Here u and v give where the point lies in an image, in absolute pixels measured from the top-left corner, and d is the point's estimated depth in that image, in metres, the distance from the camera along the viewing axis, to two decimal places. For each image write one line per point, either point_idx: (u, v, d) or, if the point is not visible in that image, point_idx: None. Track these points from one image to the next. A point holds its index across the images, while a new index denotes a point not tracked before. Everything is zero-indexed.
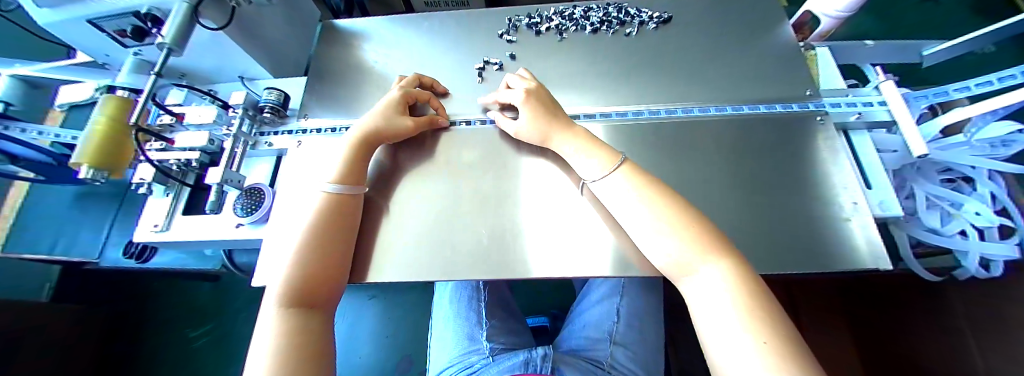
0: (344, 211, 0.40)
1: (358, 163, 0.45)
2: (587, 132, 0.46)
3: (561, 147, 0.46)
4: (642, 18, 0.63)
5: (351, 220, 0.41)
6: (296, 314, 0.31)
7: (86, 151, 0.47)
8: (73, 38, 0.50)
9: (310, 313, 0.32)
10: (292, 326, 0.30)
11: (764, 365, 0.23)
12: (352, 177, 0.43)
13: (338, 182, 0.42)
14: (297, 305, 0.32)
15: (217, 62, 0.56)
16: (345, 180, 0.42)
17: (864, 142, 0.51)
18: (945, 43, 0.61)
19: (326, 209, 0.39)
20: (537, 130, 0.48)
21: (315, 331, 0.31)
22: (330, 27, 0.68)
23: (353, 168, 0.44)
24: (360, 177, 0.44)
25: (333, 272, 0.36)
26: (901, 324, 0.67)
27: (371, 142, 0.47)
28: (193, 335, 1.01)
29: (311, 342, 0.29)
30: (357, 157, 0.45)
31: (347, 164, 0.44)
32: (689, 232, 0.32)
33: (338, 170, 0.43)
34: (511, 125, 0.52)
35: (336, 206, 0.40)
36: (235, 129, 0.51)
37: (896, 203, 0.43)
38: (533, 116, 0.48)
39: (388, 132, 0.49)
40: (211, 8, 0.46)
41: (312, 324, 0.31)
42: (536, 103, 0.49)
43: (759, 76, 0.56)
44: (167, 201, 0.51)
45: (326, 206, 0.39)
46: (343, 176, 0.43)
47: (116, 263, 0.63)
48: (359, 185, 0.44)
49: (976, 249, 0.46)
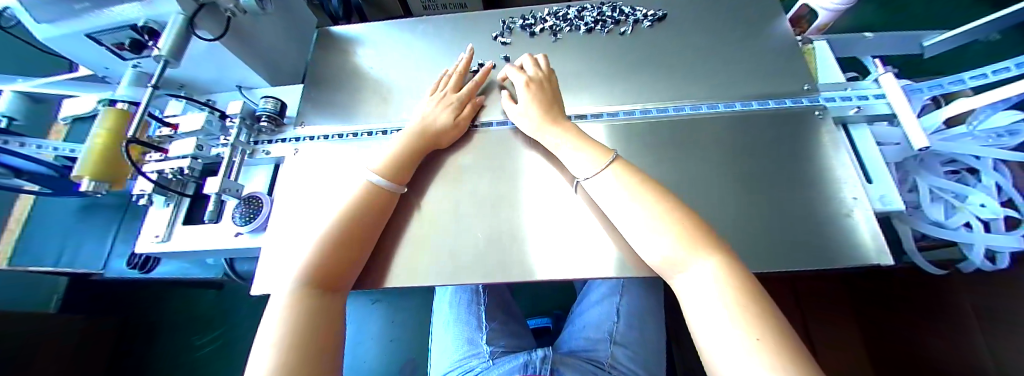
0: (379, 206, 0.42)
1: (406, 161, 0.47)
2: (577, 129, 0.46)
3: (553, 143, 0.46)
4: (637, 16, 0.63)
5: (382, 212, 0.43)
6: (312, 297, 0.33)
7: (88, 163, 0.48)
8: (72, 51, 0.50)
9: (327, 297, 0.34)
10: (305, 312, 0.31)
11: (757, 363, 0.22)
12: (397, 175, 0.45)
13: (384, 175, 0.44)
14: (316, 288, 0.34)
15: (214, 73, 0.57)
16: (393, 177, 0.45)
17: (864, 135, 0.50)
18: (946, 34, 0.60)
19: (365, 202, 0.41)
20: (533, 117, 0.49)
21: (327, 316, 0.32)
22: (325, 34, 0.69)
23: (401, 166, 0.46)
24: (404, 177, 0.46)
25: (349, 258, 0.38)
26: (905, 316, 0.67)
27: (423, 142, 0.49)
28: (199, 343, 1.02)
29: (323, 331, 0.31)
30: (405, 153, 0.47)
31: (397, 161, 0.46)
32: (681, 228, 0.32)
33: (387, 163, 0.45)
34: (510, 107, 0.53)
35: (372, 199, 0.42)
36: (233, 139, 0.51)
37: (896, 196, 0.43)
38: (532, 104, 0.50)
39: (436, 133, 0.51)
40: (206, 19, 0.46)
41: (323, 308, 0.33)
42: (538, 94, 0.51)
43: (756, 71, 0.55)
44: (168, 212, 0.51)
45: (369, 196, 0.42)
46: (389, 171, 0.45)
47: (121, 274, 0.64)
48: (400, 183, 0.46)
49: (980, 241, 0.45)
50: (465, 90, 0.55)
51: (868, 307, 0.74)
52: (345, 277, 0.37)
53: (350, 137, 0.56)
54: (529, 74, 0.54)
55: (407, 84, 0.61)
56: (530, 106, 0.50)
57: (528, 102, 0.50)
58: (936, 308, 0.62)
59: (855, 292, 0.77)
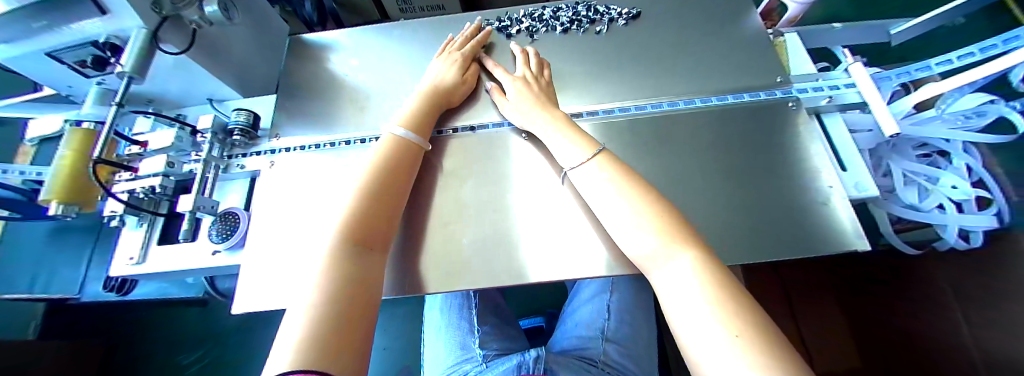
0: (408, 155, 0.44)
1: (427, 115, 0.50)
2: (570, 121, 0.46)
3: (545, 131, 0.46)
4: (612, 15, 0.63)
5: (410, 163, 0.45)
6: (346, 253, 0.32)
7: (56, 187, 0.47)
8: (31, 70, 0.48)
9: (361, 254, 0.33)
10: (341, 270, 0.30)
11: (736, 358, 0.22)
12: (421, 127, 0.48)
13: (409, 128, 0.47)
14: (349, 246, 0.32)
15: (184, 87, 0.55)
16: (416, 129, 0.47)
17: (837, 124, 0.51)
18: (912, 21, 0.61)
19: (394, 153, 0.43)
20: (524, 107, 0.49)
21: (358, 273, 0.31)
22: (298, 43, 0.67)
23: (423, 119, 0.49)
24: (427, 130, 0.49)
25: (383, 217, 0.37)
26: (887, 299, 0.69)
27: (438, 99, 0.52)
28: (188, 362, 1.00)
29: (357, 291, 0.29)
30: (426, 109, 0.50)
31: (418, 115, 0.49)
32: (663, 224, 0.32)
33: (409, 117, 0.48)
34: (501, 98, 0.54)
35: (404, 150, 0.44)
36: (205, 155, 0.50)
37: (870, 183, 0.44)
38: (524, 96, 0.51)
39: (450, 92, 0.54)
40: (169, 33, 0.45)
41: (355, 266, 0.31)
42: (530, 90, 0.51)
43: (731, 65, 0.56)
44: (141, 232, 0.49)
45: (396, 147, 0.44)
46: (412, 124, 0.47)
47: (94, 296, 0.62)
48: (425, 136, 0.49)
49: (954, 222, 0.47)
50: (466, 50, 0.58)
51: (846, 293, 0.76)
52: (378, 236, 0.36)
53: (329, 147, 0.55)
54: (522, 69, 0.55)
55: (384, 91, 0.60)
56: (522, 96, 0.50)
57: (519, 93, 0.51)
58: (913, 292, 0.65)
59: (836, 277, 0.78)
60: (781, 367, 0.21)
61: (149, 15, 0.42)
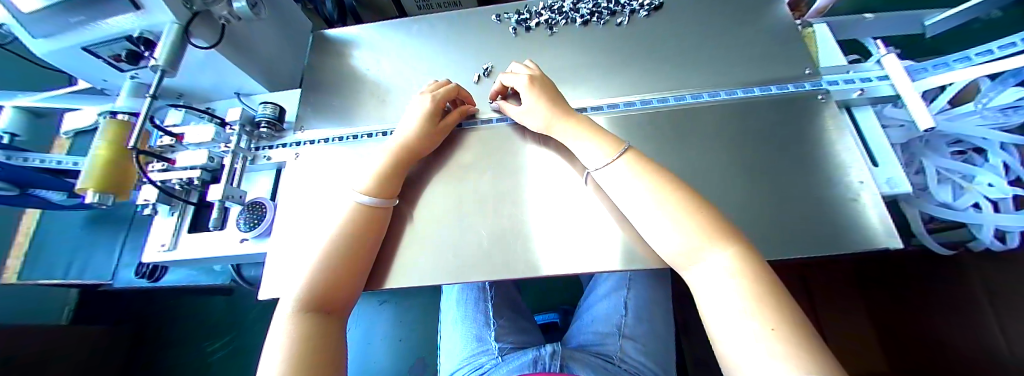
0: (369, 220, 0.41)
1: (394, 175, 0.45)
2: (588, 120, 0.45)
3: (560, 134, 0.46)
4: (633, 6, 0.62)
5: (375, 229, 0.41)
6: (310, 319, 0.32)
7: (91, 177, 0.48)
8: (69, 65, 0.50)
9: (327, 317, 0.33)
10: (317, 327, 0.31)
11: (770, 351, 0.23)
12: (384, 189, 0.43)
13: (372, 193, 0.42)
14: (315, 310, 0.33)
15: (213, 81, 0.57)
16: (380, 192, 0.43)
17: (868, 117, 0.50)
18: (948, 12, 0.58)
19: (358, 222, 0.40)
20: (542, 117, 0.48)
21: (329, 335, 0.32)
22: (320, 37, 0.68)
23: (388, 179, 0.44)
24: (393, 189, 0.44)
25: (346, 280, 0.36)
26: (921, 302, 0.65)
27: (409, 152, 0.47)
28: (210, 349, 1.03)
29: (325, 353, 0.30)
30: (390, 168, 0.45)
31: (383, 175, 0.44)
32: (701, 223, 0.31)
33: (372, 181, 0.43)
34: (517, 110, 0.51)
35: (370, 221, 0.41)
36: (234, 145, 0.52)
37: (904, 178, 0.42)
38: (538, 101, 0.48)
39: (422, 138, 0.49)
40: (200, 27, 0.46)
41: (325, 331, 0.32)
42: (542, 92, 0.48)
43: (758, 58, 0.55)
44: (173, 221, 0.52)
45: (359, 218, 0.40)
46: (375, 187, 0.43)
47: (127, 283, 0.64)
48: (389, 197, 0.44)
49: (989, 222, 0.44)
50: (439, 92, 0.52)
51: (878, 297, 0.73)
52: (343, 299, 0.35)
53: (348, 139, 0.56)
54: (527, 73, 0.51)
55: (405, 85, 0.61)
56: (533, 101, 0.48)
57: (529, 99, 0.49)
58: (942, 293, 0.62)
59: (866, 277, 0.76)
60: (813, 365, 0.22)
61: (181, 11, 0.43)
